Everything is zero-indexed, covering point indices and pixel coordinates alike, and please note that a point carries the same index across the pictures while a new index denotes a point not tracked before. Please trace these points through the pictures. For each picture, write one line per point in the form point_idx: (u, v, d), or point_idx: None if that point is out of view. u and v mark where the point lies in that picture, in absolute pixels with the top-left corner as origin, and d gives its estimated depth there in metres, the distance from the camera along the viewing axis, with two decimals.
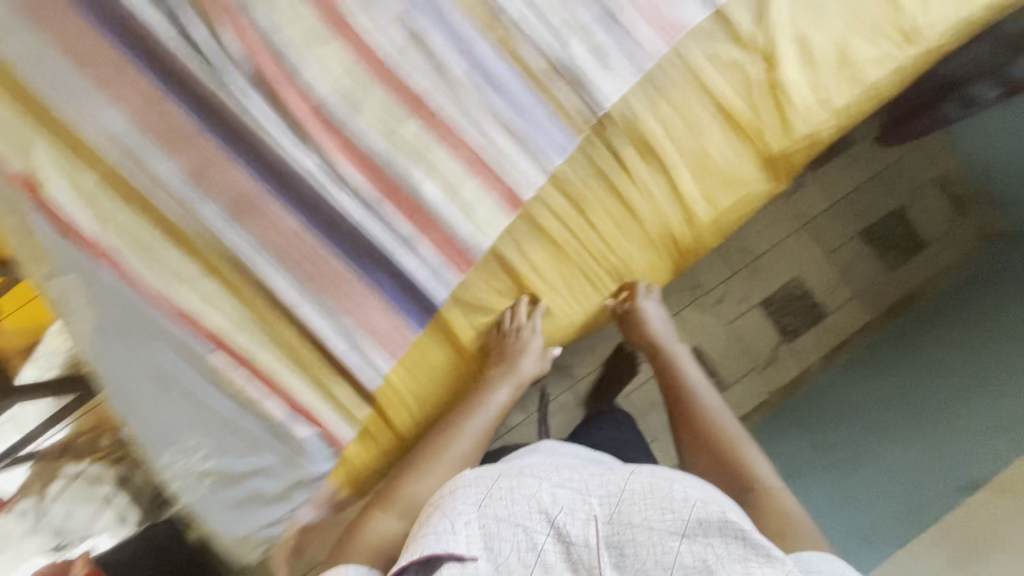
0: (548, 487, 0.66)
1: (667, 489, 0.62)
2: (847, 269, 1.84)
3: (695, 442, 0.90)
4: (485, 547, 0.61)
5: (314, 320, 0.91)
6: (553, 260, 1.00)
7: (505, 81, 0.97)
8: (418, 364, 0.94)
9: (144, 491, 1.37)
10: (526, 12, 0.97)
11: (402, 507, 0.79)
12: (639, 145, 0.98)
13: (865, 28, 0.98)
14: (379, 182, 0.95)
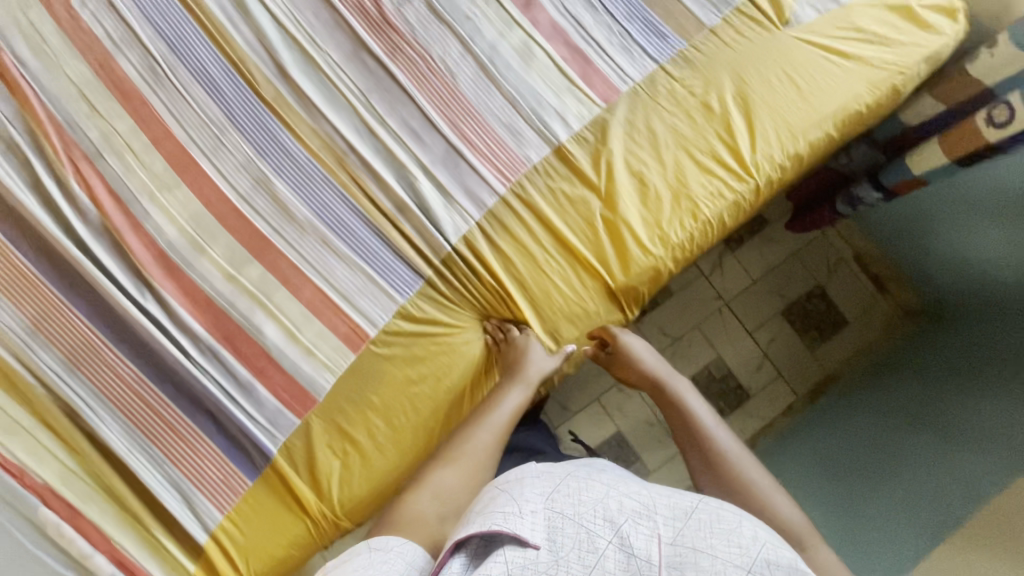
0: (614, 495, 0.60)
1: (734, 524, 0.57)
2: (769, 350, 1.62)
3: (715, 475, 0.82)
4: (548, 539, 0.55)
5: (150, 468, 0.91)
6: (391, 403, 0.97)
7: (349, 220, 0.99)
8: (257, 523, 0.91)
9: None
10: (372, 150, 1.01)
11: (434, 490, 0.78)
12: (482, 280, 0.99)
13: (703, 145, 0.99)
14: (218, 324, 0.95)
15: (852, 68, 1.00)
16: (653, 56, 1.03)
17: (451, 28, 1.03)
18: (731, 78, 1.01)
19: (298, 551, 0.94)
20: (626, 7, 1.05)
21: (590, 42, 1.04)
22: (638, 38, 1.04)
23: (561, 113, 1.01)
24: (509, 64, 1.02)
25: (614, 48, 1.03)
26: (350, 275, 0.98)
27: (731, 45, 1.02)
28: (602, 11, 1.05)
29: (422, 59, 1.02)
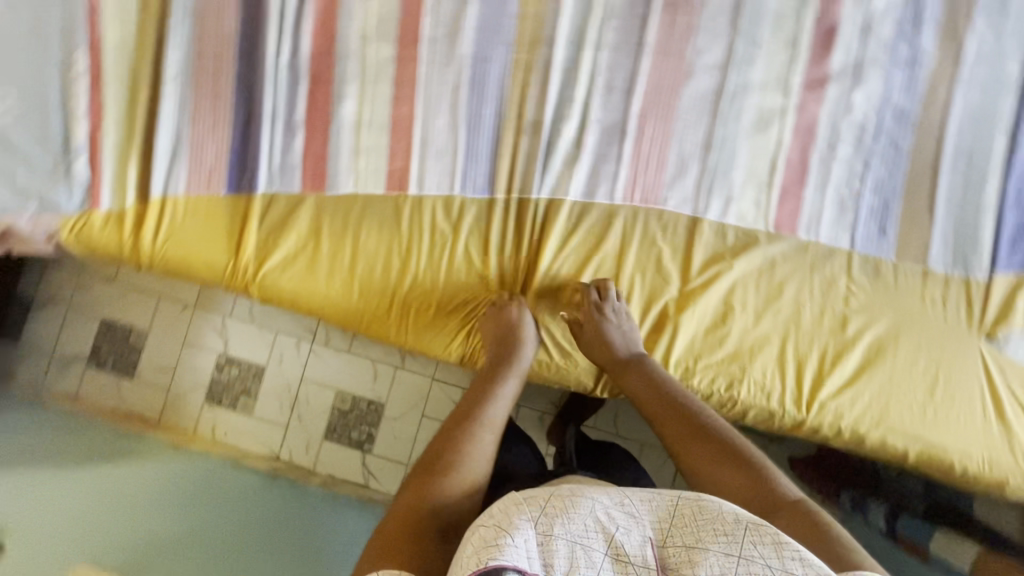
0: (604, 508, 0.53)
1: (715, 508, 0.53)
2: None
3: (714, 462, 0.66)
4: (546, 564, 0.49)
5: (179, 106, 0.91)
6: (370, 253, 0.94)
7: (491, 92, 0.91)
8: (211, 217, 0.94)
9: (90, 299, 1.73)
10: (567, 59, 0.90)
11: (436, 506, 0.61)
12: (529, 247, 0.93)
13: (802, 339, 0.89)
14: (319, 61, 0.91)
15: (992, 424, 0.87)
16: (855, 235, 0.89)
17: (737, 29, 0.88)
18: (889, 318, 0.88)
19: (207, 272, 0.97)
20: (886, 176, 0.89)
21: (826, 168, 0.89)
22: (863, 209, 0.89)
23: (731, 197, 0.90)
24: (740, 115, 0.89)
25: (834, 196, 0.89)
26: (445, 132, 0.91)
27: (921, 301, 0.88)
28: (864, 156, 0.89)
29: (687, 29, 0.88)
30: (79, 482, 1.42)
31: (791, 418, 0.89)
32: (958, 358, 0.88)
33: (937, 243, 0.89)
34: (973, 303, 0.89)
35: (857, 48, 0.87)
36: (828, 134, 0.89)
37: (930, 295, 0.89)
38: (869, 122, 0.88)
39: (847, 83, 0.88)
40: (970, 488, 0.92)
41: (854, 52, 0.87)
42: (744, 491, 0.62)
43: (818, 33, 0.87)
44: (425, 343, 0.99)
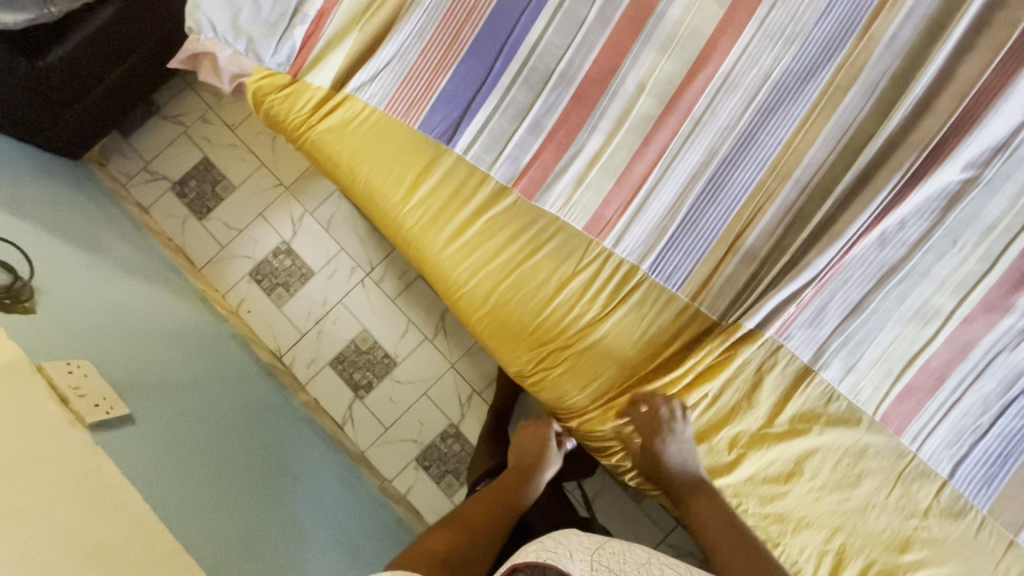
0: (652, 559, 0.67)
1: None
2: None
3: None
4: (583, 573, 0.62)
5: (425, 43, 0.94)
6: (512, 247, 0.92)
7: (713, 180, 0.89)
8: (383, 138, 0.94)
9: (214, 160, 1.90)
10: (769, 162, 0.88)
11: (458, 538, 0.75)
12: (642, 327, 0.89)
13: (856, 540, 0.84)
14: (544, 49, 0.92)
15: None
16: (959, 469, 0.84)
17: (942, 219, 0.85)
18: (952, 564, 0.82)
19: (357, 184, 0.96)
20: (1012, 428, 0.84)
21: (961, 391, 0.85)
22: (976, 448, 0.84)
23: (857, 370, 0.85)
24: (907, 298, 0.85)
25: (954, 421, 0.84)
26: (623, 169, 0.90)
27: (988, 565, 0.82)
28: (999, 398, 0.85)
29: (900, 194, 0.84)
30: (114, 281, 1.49)
31: None
32: None
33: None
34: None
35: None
36: (977, 359, 0.85)
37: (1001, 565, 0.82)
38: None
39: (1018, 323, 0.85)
40: None
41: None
42: None
43: (1015, 264, 0.85)
44: (502, 350, 0.95)
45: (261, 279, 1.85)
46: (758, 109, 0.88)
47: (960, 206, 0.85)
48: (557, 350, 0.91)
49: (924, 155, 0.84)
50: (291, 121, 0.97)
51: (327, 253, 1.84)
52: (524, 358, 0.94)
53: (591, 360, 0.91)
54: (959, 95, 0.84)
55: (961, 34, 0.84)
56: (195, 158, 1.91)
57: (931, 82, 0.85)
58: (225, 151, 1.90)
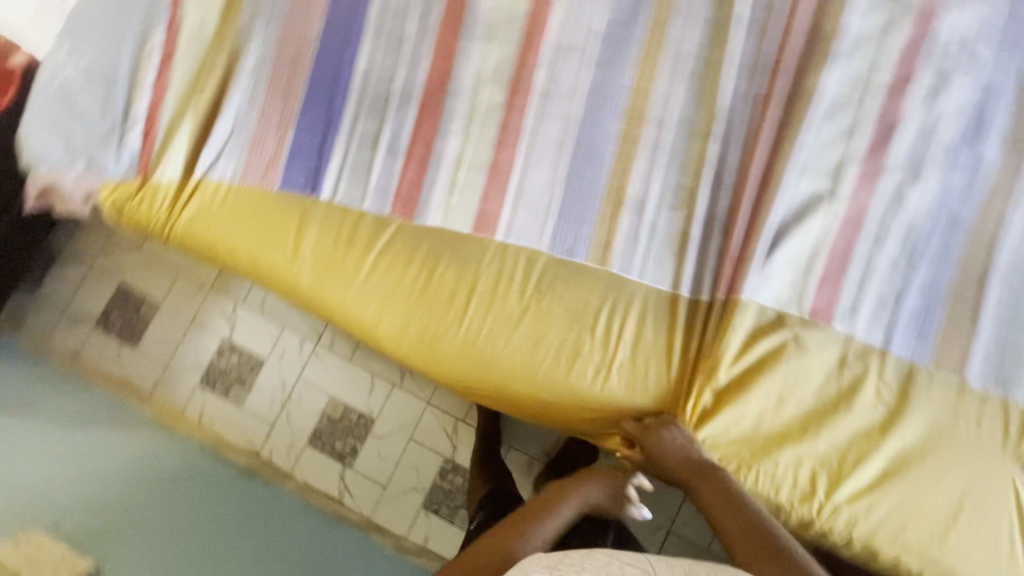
0: (615, 560, 0.64)
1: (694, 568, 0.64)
2: None
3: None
4: None
5: (262, 106, 0.93)
6: (410, 271, 0.91)
7: (576, 144, 0.90)
8: (250, 209, 0.93)
9: (125, 281, 1.78)
10: (622, 110, 0.90)
11: None
12: (557, 302, 0.88)
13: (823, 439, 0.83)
14: (381, 79, 0.93)
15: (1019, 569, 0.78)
16: (894, 334, 0.85)
17: (795, 111, 0.87)
18: (918, 427, 0.82)
19: (243, 260, 0.94)
20: (930, 284, 0.86)
21: (869, 262, 0.86)
22: (901, 310, 0.85)
23: (772, 279, 0.86)
24: (791, 196, 0.87)
25: (873, 292, 0.86)
26: (492, 162, 0.91)
27: (953, 421, 0.82)
28: (911, 260, 0.86)
29: (746, 108, 0.89)
30: (77, 444, 1.54)
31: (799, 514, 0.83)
32: (991, 486, 0.80)
33: (976, 357, 0.83)
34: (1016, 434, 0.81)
35: (919, 150, 0.87)
36: (872, 229, 0.86)
37: (965, 417, 0.82)
38: (924, 225, 0.86)
39: (905, 181, 0.86)
40: None
41: (917, 155, 0.87)
42: None
43: (879, 128, 0.87)
44: (436, 372, 0.94)
45: (212, 385, 1.70)
46: (596, 65, 0.91)
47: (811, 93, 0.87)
48: (486, 354, 0.90)
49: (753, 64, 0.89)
50: (157, 222, 0.94)
51: (270, 336, 1.72)
52: (459, 374, 0.92)
53: (520, 352, 0.89)
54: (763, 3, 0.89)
55: None
56: (103, 288, 1.78)
57: None
58: (130, 269, 1.78)
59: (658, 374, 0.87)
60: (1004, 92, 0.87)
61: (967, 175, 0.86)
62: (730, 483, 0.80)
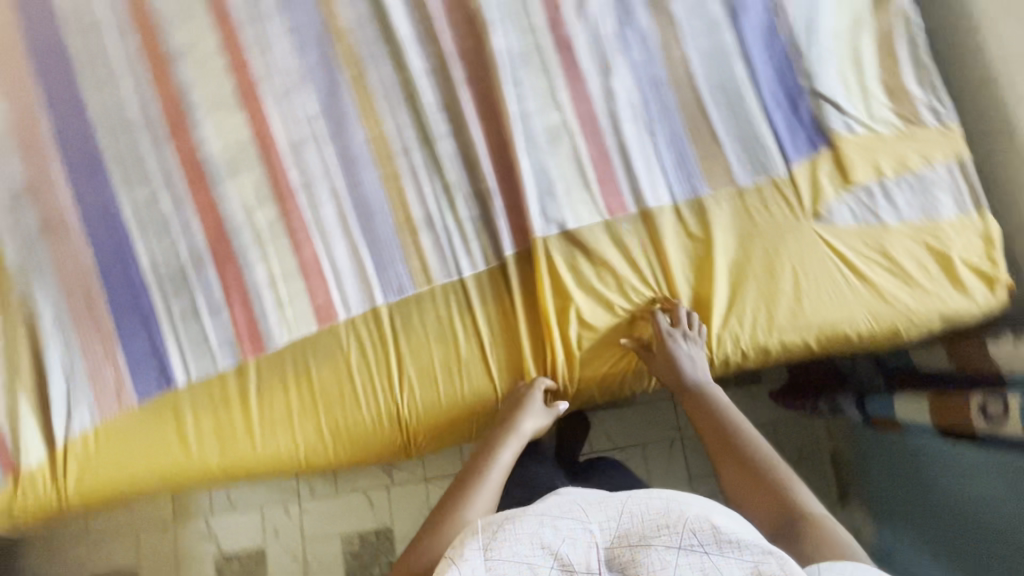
0: (547, 520, 0.63)
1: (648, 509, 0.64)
2: None
3: (742, 473, 0.78)
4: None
5: (77, 346, 0.96)
6: (291, 390, 0.97)
7: (354, 208, 1.01)
8: (124, 435, 0.95)
9: None
10: (372, 161, 1.02)
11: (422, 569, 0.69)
12: (420, 333, 0.97)
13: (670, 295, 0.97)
14: (167, 258, 0.99)
15: (860, 291, 0.93)
16: (670, 188, 1.00)
17: (494, 79, 1.01)
18: (728, 241, 0.97)
19: (149, 481, 0.97)
20: (672, 134, 1.01)
21: (619, 149, 1.01)
22: (662, 168, 1.00)
23: (563, 208, 0.99)
24: (534, 141, 1.01)
25: (636, 168, 1.00)
26: (300, 263, 0.99)
27: (751, 219, 0.97)
28: (647, 128, 1.01)
29: (461, 95, 1.02)
30: None
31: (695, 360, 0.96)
32: (803, 246, 0.94)
33: (733, 165, 0.99)
34: (796, 198, 0.96)
35: (598, 48, 1.02)
36: (604, 126, 1.01)
37: (758, 211, 0.97)
38: (638, 98, 1.02)
39: (603, 77, 1.02)
40: (878, 347, 0.98)
41: (598, 53, 1.02)
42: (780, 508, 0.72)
43: (560, 53, 1.03)
44: (368, 450, 1.00)
45: None
46: (331, 142, 1.03)
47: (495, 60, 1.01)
48: (394, 408, 0.97)
49: (443, 67, 1.04)
50: (51, 501, 0.95)
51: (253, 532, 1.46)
52: (385, 440, 0.99)
53: (417, 389, 0.97)
54: (420, 21, 1.04)
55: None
56: None
57: (399, 24, 1.04)
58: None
59: (528, 331, 0.97)
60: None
61: (641, 43, 1.02)
62: (716, 394, 0.91)
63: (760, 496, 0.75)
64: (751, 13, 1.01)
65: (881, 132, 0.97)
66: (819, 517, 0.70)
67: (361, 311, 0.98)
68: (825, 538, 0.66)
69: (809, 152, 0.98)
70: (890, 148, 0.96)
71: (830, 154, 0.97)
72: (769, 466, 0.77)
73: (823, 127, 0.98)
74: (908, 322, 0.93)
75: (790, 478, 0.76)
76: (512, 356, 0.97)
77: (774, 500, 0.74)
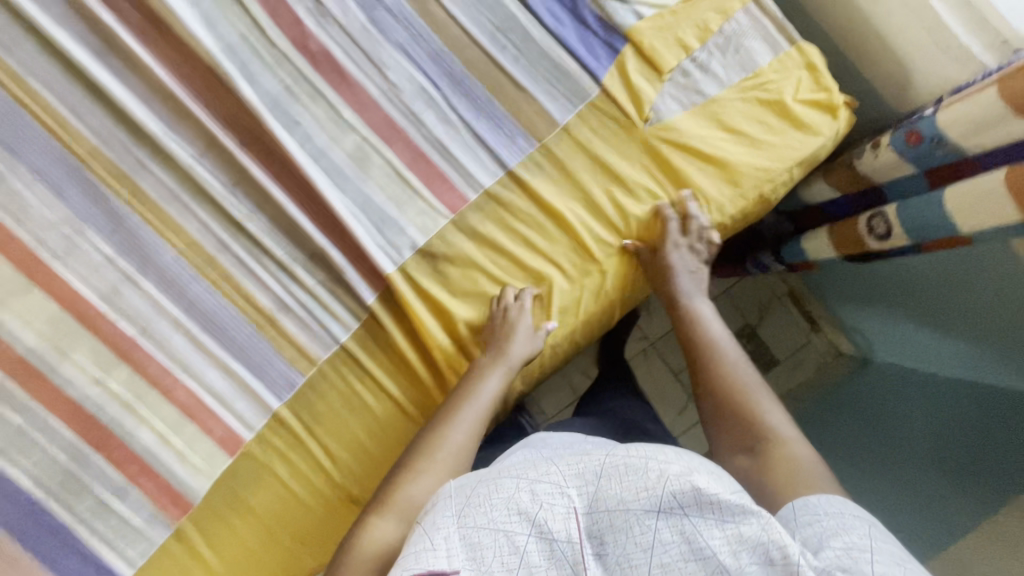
0: (525, 484, 0.60)
1: (640, 467, 0.58)
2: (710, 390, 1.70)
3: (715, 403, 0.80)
4: (467, 557, 0.56)
5: None
6: (236, 524, 0.93)
7: (202, 327, 0.93)
8: None
9: None
10: (194, 272, 0.93)
11: (403, 510, 0.72)
12: (327, 412, 0.93)
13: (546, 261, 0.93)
14: (42, 469, 0.90)
15: (712, 170, 0.90)
16: (498, 156, 0.93)
17: (269, 130, 0.91)
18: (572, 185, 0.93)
19: None
20: (474, 101, 0.94)
21: (429, 140, 0.93)
22: (479, 139, 0.93)
23: (405, 227, 0.93)
24: (342, 174, 0.93)
25: (454, 152, 0.93)
26: (180, 408, 0.92)
27: (587, 154, 0.92)
28: (447, 106, 0.94)
29: (247, 163, 0.91)
30: None
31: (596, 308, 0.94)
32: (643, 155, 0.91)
33: (545, 104, 0.93)
34: (619, 112, 0.91)
35: (359, 48, 0.93)
36: (404, 124, 0.93)
37: (589, 142, 0.92)
38: (424, 80, 0.94)
39: (378, 75, 0.93)
40: (760, 210, 0.95)
41: (362, 53, 0.93)
42: (748, 427, 0.75)
43: (325, 72, 0.93)
44: (340, 539, 0.97)
45: None
46: (142, 273, 0.93)
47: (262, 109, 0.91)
48: (340, 491, 0.94)
49: (213, 142, 0.93)
50: None
51: None
52: (351, 523, 0.96)
53: (353, 464, 0.94)
54: (166, 106, 0.93)
55: (107, 94, 0.92)
56: None
57: (146, 118, 0.92)
58: None
59: (425, 358, 0.92)
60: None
61: (402, 23, 0.94)
62: (702, 317, 0.89)
63: (731, 429, 0.76)
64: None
65: (671, 6, 0.90)
66: (779, 445, 0.71)
67: (262, 420, 0.93)
68: (779, 468, 0.68)
69: (611, 56, 0.91)
70: (687, 16, 0.89)
71: (631, 51, 0.91)
72: (739, 398, 0.78)
73: (615, 26, 0.91)
74: (773, 177, 0.90)
75: (761, 407, 0.76)
76: (424, 390, 0.93)
77: (740, 431, 0.75)
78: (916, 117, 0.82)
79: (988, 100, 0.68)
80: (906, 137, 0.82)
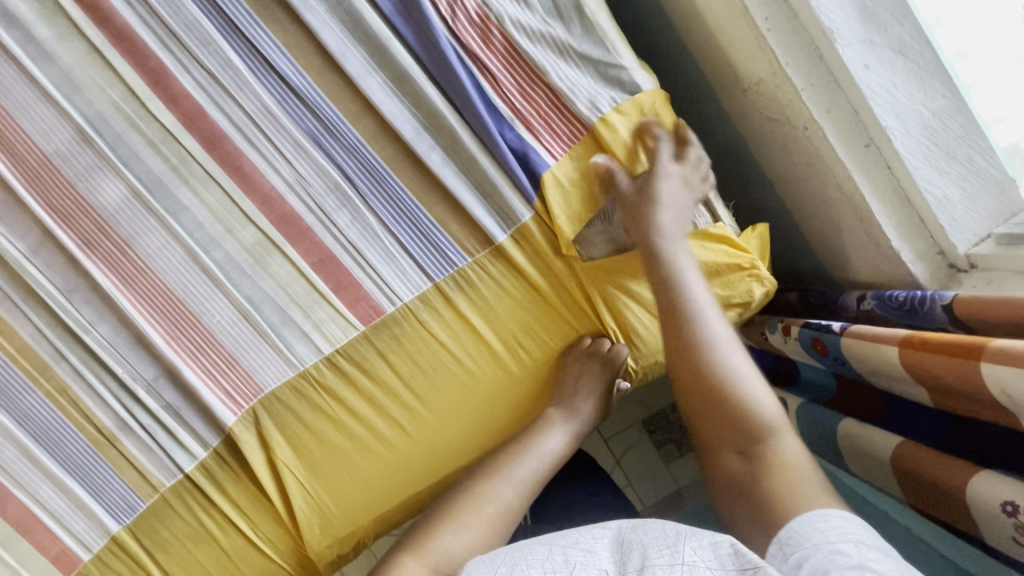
0: (557, 549, 0.54)
1: (659, 530, 0.53)
2: (640, 465, 1.67)
3: (696, 402, 0.65)
4: None
5: None
6: None
7: (34, 440, 0.84)
8: None
9: None
10: (26, 382, 0.83)
11: (438, 555, 0.66)
12: (172, 538, 0.87)
13: (427, 395, 0.86)
14: None
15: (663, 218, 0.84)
16: (420, 263, 0.84)
17: (116, 233, 0.81)
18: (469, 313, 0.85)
19: None
20: (395, 205, 0.83)
21: (346, 237, 0.83)
22: (403, 239, 0.83)
23: (309, 332, 0.84)
24: (201, 285, 0.82)
25: (376, 251, 0.83)
26: (12, 523, 0.85)
27: (503, 285, 0.85)
28: (364, 207, 0.82)
29: (91, 266, 0.81)
30: None
31: (525, 415, 0.89)
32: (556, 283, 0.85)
33: (430, 229, 0.83)
34: (547, 244, 0.84)
35: (262, 133, 0.80)
36: (317, 215, 0.82)
37: (518, 267, 0.84)
38: (338, 176, 0.82)
39: (284, 164, 0.81)
40: None
41: (268, 139, 0.80)
42: (748, 444, 0.61)
43: (178, 173, 0.80)
44: None
45: None
46: None
47: (140, 196, 0.80)
48: None
49: (49, 238, 0.81)
50: None
51: None
52: None
53: None
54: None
55: None
56: None
57: None
58: None
59: (299, 483, 0.86)
60: (248, 14, 0.78)
61: (314, 109, 0.80)
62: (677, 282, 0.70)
63: (715, 425, 0.64)
64: (397, 41, 0.80)
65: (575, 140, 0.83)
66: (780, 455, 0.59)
67: (103, 540, 0.87)
68: (777, 478, 0.58)
69: (504, 186, 0.82)
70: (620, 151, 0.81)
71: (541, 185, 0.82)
72: (731, 399, 0.63)
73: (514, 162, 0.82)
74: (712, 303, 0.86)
75: (753, 395, 0.63)
76: (284, 518, 0.87)
77: (738, 439, 0.61)
78: (826, 322, 0.72)
79: (886, 359, 0.59)
80: (812, 342, 0.73)
